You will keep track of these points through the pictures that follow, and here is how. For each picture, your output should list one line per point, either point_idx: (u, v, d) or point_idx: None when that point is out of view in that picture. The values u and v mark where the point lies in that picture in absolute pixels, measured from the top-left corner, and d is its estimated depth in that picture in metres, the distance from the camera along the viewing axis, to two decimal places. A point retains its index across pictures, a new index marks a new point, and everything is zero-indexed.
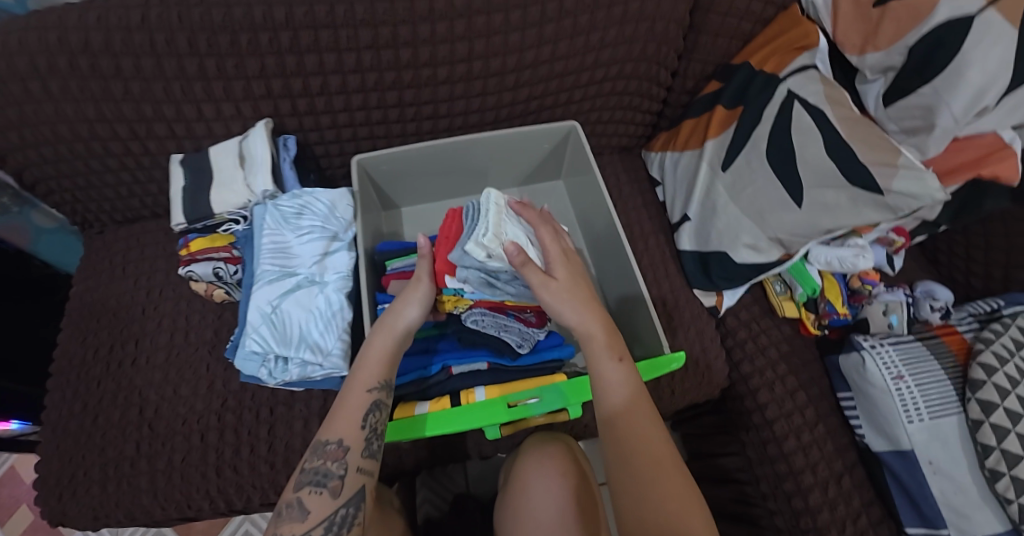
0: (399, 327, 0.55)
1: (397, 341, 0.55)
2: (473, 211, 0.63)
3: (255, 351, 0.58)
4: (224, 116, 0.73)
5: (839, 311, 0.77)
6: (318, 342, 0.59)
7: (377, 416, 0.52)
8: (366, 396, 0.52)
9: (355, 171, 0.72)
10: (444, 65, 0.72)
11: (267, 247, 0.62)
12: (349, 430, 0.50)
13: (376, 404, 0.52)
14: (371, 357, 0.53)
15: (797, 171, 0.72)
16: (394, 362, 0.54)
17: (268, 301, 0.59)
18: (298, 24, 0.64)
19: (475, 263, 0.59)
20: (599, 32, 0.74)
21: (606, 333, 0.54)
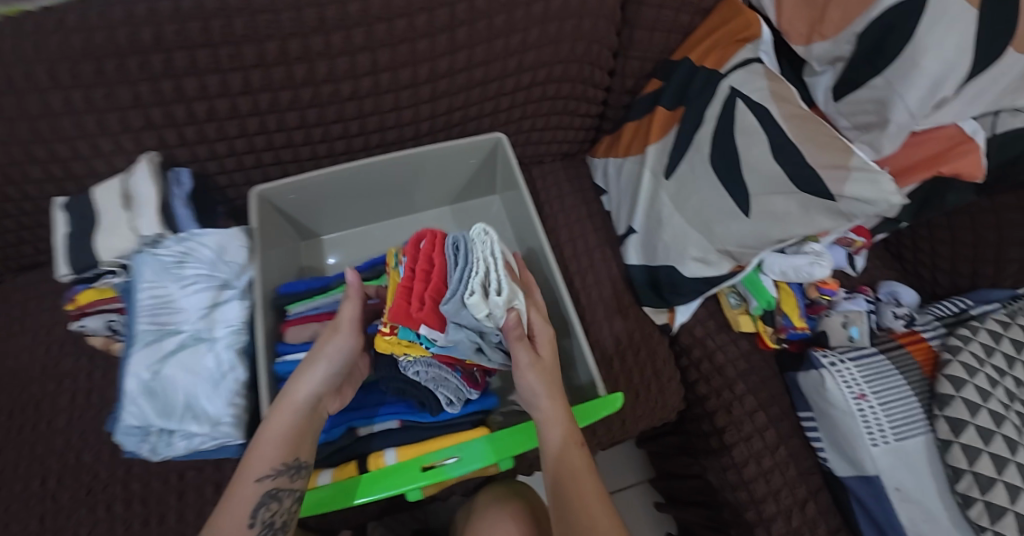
0: (303, 398, 0.49)
1: (302, 415, 0.49)
2: (460, 249, 0.52)
3: (135, 426, 0.52)
4: (104, 152, 0.65)
5: (796, 324, 0.71)
6: (204, 410, 0.52)
7: (272, 508, 0.46)
8: (255, 486, 0.45)
9: (253, 207, 0.64)
10: (347, 80, 0.64)
11: (144, 303, 0.54)
12: (236, 528, 0.44)
13: (270, 494, 0.46)
14: (263, 439, 0.47)
15: (741, 177, 0.65)
16: (296, 441, 0.48)
17: (146, 367, 0.53)
18: (171, 46, 0.56)
19: (470, 322, 0.49)
20: (520, 34, 0.66)
21: (565, 414, 0.50)
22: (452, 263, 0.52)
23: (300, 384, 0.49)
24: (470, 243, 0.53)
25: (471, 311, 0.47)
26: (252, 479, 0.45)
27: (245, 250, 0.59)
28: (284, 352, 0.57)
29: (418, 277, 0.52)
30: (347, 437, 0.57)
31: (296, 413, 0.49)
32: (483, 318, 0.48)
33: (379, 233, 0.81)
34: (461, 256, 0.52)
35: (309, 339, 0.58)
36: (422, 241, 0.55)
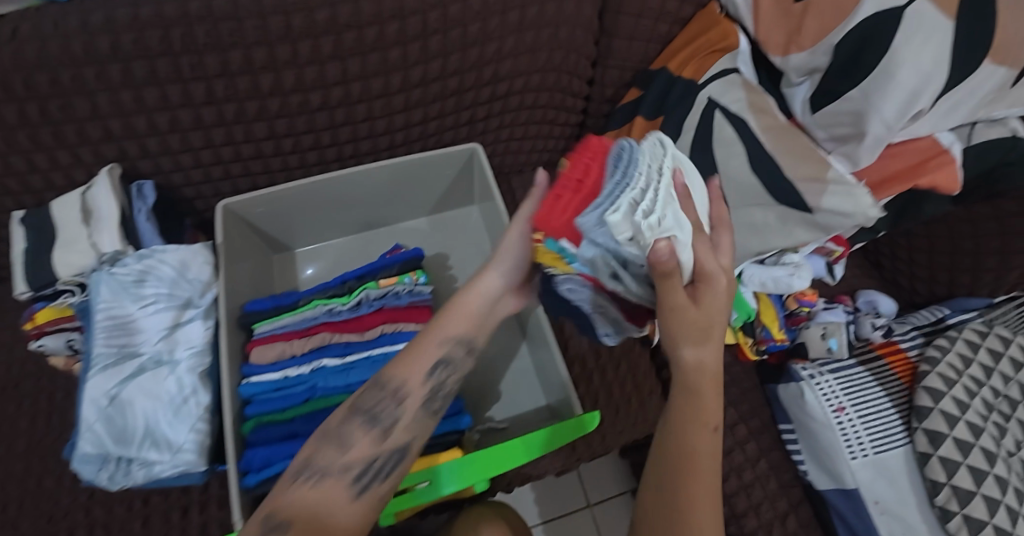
0: (483, 294, 0.46)
1: (484, 303, 0.46)
2: (624, 160, 0.37)
3: (91, 453, 0.49)
4: (62, 165, 0.62)
5: (776, 336, 0.71)
6: (165, 436, 0.50)
7: (443, 376, 0.45)
8: (432, 350, 0.44)
9: (220, 219, 0.62)
10: (316, 90, 0.63)
11: (101, 324, 0.52)
12: (413, 382, 0.43)
13: (443, 363, 0.45)
14: (453, 310, 0.46)
15: (721, 189, 0.64)
16: (478, 323, 0.47)
17: (104, 389, 0.50)
18: (129, 55, 0.54)
19: (612, 246, 0.34)
20: (495, 43, 0.65)
21: (712, 388, 0.38)
22: (613, 162, 0.37)
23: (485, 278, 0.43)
24: (635, 156, 0.38)
25: (610, 232, 0.33)
26: (435, 342, 0.44)
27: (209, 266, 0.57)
28: (248, 373, 0.54)
29: (569, 181, 0.37)
30: None
31: (481, 298, 0.46)
32: (625, 242, 0.33)
33: (355, 245, 0.78)
34: (622, 160, 0.37)
35: (276, 359, 0.55)
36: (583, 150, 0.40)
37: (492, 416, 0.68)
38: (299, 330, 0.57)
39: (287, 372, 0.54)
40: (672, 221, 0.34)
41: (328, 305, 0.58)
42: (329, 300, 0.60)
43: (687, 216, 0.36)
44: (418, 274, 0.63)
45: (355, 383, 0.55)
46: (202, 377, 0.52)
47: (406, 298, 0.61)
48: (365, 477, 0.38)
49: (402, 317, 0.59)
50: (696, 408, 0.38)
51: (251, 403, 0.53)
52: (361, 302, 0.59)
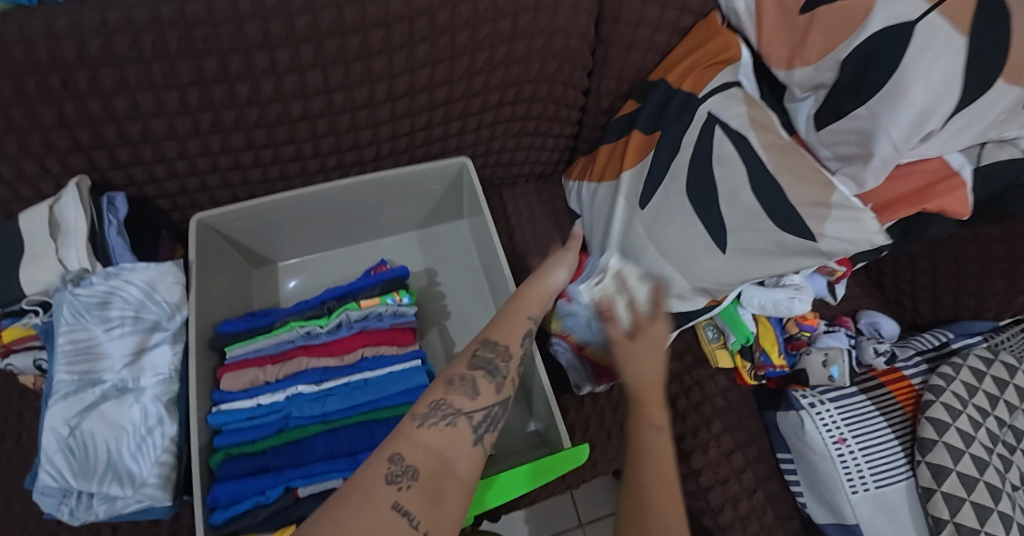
0: (552, 284, 0.50)
1: (549, 294, 0.50)
2: (597, 266, 0.68)
3: (49, 488, 0.46)
4: (28, 176, 0.59)
5: (776, 362, 0.68)
6: (129, 469, 0.47)
7: (531, 347, 0.44)
8: (525, 321, 0.45)
9: (193, 234, 0.59)
10: (297, 99, 0.60)
11: (63, 349, 0.49)
12: (512, 345, 0.42)
13: (531, 334, 0.45)
14: (528, 291, 0.48)
15: (718, 210, 0.61)
16: (548, 305, 0.49)
17: (64, 420, 0.47)
18: (96, 62, 0.51)
19: (582, 304, 0.63)
20: (487, 52, 0.62)
21: (655, 398, 0.45)
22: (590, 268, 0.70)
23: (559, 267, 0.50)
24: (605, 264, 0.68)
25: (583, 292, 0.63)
26: (526, 314, 0.45)
27: (179, 286, 0.54)
28: (220, 400, 0.52)
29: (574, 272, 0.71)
30: (284, 499, 0.47)
31: (547, 284, 0.50)
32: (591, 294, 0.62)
33: (341, 260, 0.75)
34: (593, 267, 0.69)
35: (249, 387, 0.53)
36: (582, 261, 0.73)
37: None
38: (276, 353, 0.55)
39: (261, 399, 0.52)
40: (613, 290, 0.61)
41: (306, 328, 0.55)
42: (307, 320, 0.57)
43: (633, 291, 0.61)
44: (401, 295, 0.59)
45: (329, 412, 0.52)
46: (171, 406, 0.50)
47: (388, 320, 0.57)
48: (481, 425, 0.35)
49: (383, 340, 0.57)
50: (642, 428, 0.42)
51: (220, 434, 0.50)
52: (340, 324, 0.56)
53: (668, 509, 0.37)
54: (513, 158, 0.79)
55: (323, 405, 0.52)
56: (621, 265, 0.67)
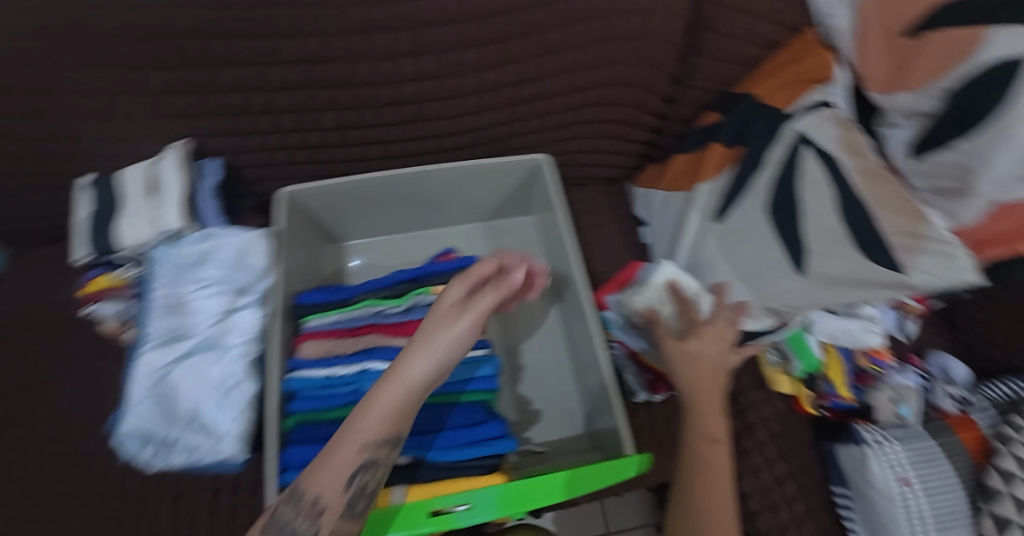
0: (410, 381, 0.37)
1: (413, 394, 0.37)
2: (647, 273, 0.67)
3: (136, 431, 0.50)
4: (136, 137, 0.63)
5: (841, 393, 0.67)
6: (207, 423, 0.50)
7: (365, 478, 0.36)
8: (352, 454, 0.35)
9: (279, 207, 0.62)
10: (388, 84, 0.61)
11: (159, 303, 0.53)
12: (331, 491, 0.35)
13: (368, 465, 0.36)
14: (372, 404, 0.36)
15: (800, 231, 0.60)
16: (405, 414, 0.37)
17: (152, 369, 0.51)
18: (208, 35, 0.53)
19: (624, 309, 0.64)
20: (576, 52, 0.63)
21: (709, 405, 0.51)
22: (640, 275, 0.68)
23: (416, 364, 0.36)
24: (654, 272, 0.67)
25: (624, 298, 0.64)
26: (357, 443, 0.35)
27: (265, 255, 0.56)
28: (297, 367, 0.54)
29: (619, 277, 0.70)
30: None
31: (405, 392, 0.37)
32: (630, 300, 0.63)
33: (411, 244, 0.76)
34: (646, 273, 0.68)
35: (326, 355, 0.54)
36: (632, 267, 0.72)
37: (531, 437, 0.65)
38: (352, 327, 0.56)
39: (337, 371, 0.53)
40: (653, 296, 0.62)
41: (380, 307, 0.57)
42: (382, 300, 0.59)
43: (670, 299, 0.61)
44: None
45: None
46: (246, 368, 0.52)
47: None
48: None
49: None
50: (698, 425, 0.51)
51: (297, 398, 0.52)
52: (414, 306, 0.58)
53: (719, 512, 0.48)
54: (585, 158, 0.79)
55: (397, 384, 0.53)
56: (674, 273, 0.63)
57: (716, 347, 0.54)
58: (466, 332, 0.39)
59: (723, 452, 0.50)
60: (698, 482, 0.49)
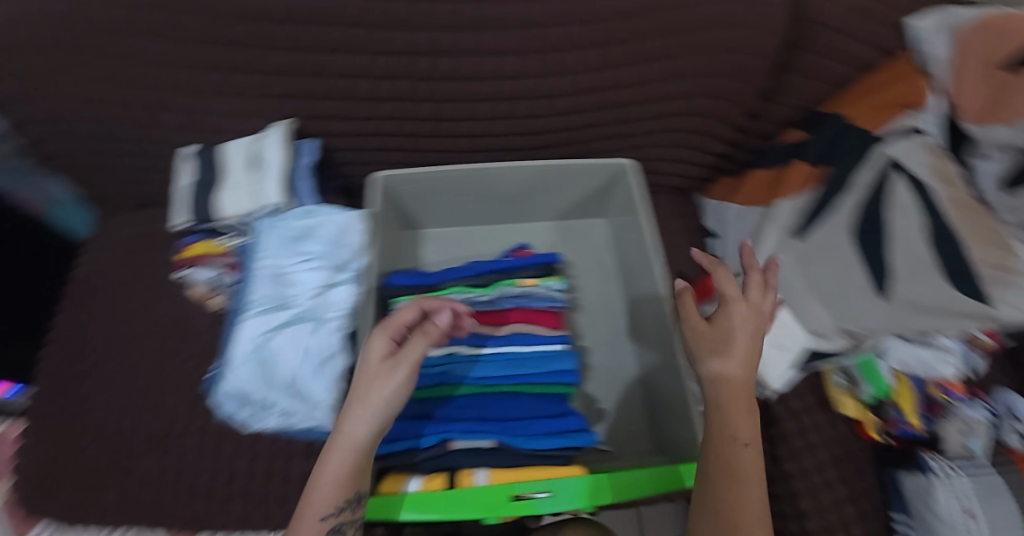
0: (351, 444, 0.40)
1: (356, 456, 0.40)
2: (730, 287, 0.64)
3: (236, 392, 0.52)
4: (244, 112, 0.66)
5: (911, 422, 0.66)
6: (304, 390, 0.52)
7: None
8: (316, 527, 0.39)
9: (376, 192, 0.66)
10: (488, 80, 0.63)
11: (265, 271, 0.56)
12: None
13: (335, 531, 0.40)
14: (324, 475, 0.40)
15: (884, 254, 0.60)
16: (359, 477, 0.41)
17: (255, 333, 0.53)
18: (326, 20, 0.56)
19: (705, 322, 0.62)
20: (672, 61, 0.64)
21: (738, 401, 0.44)
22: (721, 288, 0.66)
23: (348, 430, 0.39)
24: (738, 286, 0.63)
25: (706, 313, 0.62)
26: (317, 518, 0.39)
27: (364, 234, 0.58)
28: None
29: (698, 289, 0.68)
30: (437, 448, 0.50)
31: (349, 455, 0.40)
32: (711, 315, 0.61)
33: (484, 236, 0.78)
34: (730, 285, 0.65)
35: None
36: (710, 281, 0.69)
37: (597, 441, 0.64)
38: None
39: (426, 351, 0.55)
40: None
41: (469, 295, 0.58)
42: (467, 288, 0.60)
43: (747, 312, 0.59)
44: (556, 280, 0.62)
45: (487, 377, 0.56)
46: (340, 342, 0.53)
47: (545, 302, 0.60)
48: None
49: (538, 319, 0.59)
50: (729, 426, 0.43)
51: None
52: (500, 297, 0.59)
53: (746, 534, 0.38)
54: (661, 167, 0.80)
55: (480, 370, 0.56)
56: None
57: (750, 339, 0.46)
58: (399, 388, 0.42)
59: (756, 459, 0.42)
60: (731, 495, 0.40)
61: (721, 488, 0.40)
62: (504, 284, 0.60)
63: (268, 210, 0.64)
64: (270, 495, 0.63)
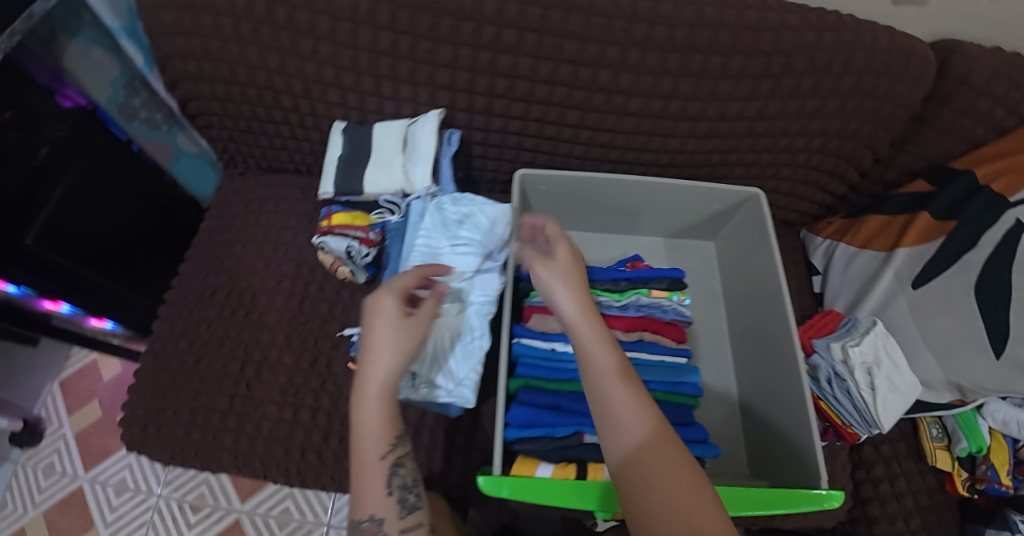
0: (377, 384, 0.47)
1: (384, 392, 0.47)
2: (853, 327, 0.65)
3: None
4: (399, 97, 0.68)
5: (1003, 481, 0.66)
6: (449, 366, 0.58)
7: (399, 474, 0.48)
8: (379, 465, 0.46)
9: (515, 187, 0.69)
10: (640, 97, 0.65)
11: (419, 247, 0.64)
12: (376, 501, 0.46)
13: (394, 464, 0.48)
14: (366, 423, 0.46)
15: (1006, 319, 0.61)
16: (395, 413, 0.48)
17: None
18: (506, 22, 0.59)
19: (828, 359, 0.63)
20: (818, 101, 0.66)
21: (588, 308, 0.44)
22: (841, 326, 0.67)
23: (372, 371, 0.46)
24: (861, 328, 0.64)
25: (833, 352, 0.63)
26: (375, 458, 0.46)
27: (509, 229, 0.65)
28: (520, 334, 0.59)
29: (815, 323, 0.68)
30: (572, 439, 0.53)
31: (382, 395, 0.47)
32: (838, 355, 0.62)
33: (598, 244, 0.80)
34: (852, 323, 0.66)
35: (549, 331, 0.59)
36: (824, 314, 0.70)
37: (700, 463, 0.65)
38: None
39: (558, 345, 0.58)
40: (858, 356, 0.61)
41: (603, 297, 0.61)
42: (602, 292, 0.63)
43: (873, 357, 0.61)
44: (683, 295, 0.63)
45: None
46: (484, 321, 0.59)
47: (671, 315, 0.62)
48: None
49: (664, 330, 0.62)
50: (587, 333, 0.42)
51: (520, 363, 0.58)
52: (630, 304, 0.62)
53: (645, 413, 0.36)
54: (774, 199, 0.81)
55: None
56: (883, 333, 0.62)
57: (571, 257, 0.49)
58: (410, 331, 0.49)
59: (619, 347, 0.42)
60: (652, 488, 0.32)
61: (595, 383, 0.39)
62: (629, 292, 0.63)
63: (421, 194, 0.68)
64: None
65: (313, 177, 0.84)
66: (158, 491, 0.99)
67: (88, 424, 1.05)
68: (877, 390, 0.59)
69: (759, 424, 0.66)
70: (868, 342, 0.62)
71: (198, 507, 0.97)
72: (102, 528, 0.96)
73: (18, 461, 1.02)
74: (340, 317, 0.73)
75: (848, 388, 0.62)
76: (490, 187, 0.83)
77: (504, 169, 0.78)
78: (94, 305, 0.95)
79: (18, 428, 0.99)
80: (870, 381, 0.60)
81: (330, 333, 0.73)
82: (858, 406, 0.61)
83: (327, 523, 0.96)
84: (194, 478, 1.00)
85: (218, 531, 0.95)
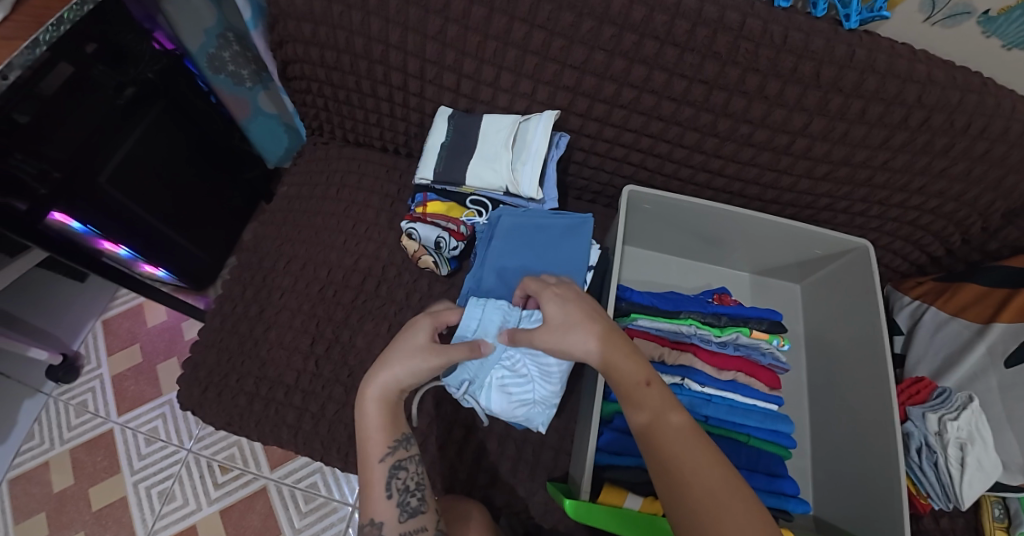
0: (379, 387, 0.49)
1: (384, 393, 0.50)
2: (947, 398, 0.63)
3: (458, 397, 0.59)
4: (515, 91, 0.66)
5: None
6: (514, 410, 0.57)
7: (400, 477, 0.51)
8: (378, 468, 0.50)
9: (622, 202, 0.68)
10: (767, 130, 0.63)
11: (499, 263, 0.65)
12: (375, 508, 0.49)
13: (395, 467, 0.51)
14: (369, 426, 0.50)
15: None
16: (395, 419, 0.51)
17: (459, 385, 0.58)
18: (649, 32, 0.56)
19: (922, 429, 0.63)
20: (945, 161, 0.62)
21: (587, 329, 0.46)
22: (934, 394, 0.65)
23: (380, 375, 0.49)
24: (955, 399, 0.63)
25: (925, 423, 0.62)
26: (374, 460, 0.50)
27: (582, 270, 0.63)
28: None
29: (908, 390, 0.67)
30: None
31: (383, 402, 0.50)
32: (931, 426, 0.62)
33: (682, 270, 0.80)
34: (946, 395, 0.64)
35: (653, 358, 0.61)
36: (914, 379, 0.69)
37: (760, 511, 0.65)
38: (673, 339, 0.63)
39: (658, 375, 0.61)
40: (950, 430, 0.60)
41: (705, 332, 0.62)
42: (702, 324, 0.63)
43: (968, 431, 0.59)
44: (782, 340, 0.63)
45: (713, 417, 0.59)
46: (548, 423, 0.57)
47: (768, 359, 0.63)
48: None
49: (758, 374, 0.62)
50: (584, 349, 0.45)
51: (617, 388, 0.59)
52: (729, 342, 0.62)
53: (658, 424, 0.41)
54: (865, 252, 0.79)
55: (708, 409, 0.59)
56: (980, 407, 0.60)
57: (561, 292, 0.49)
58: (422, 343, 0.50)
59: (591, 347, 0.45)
60: (675, 471, 0.39)
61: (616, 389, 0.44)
62: (728, 330, 0.63)
63: (522, 198, 0.68)
64: (442, 457, 0.65)
65: (399, 158, 0.82)
66: (187, 445, 0.98)
67: (124, 368, 1.04)
68: (966, 469, 0.58)
69: (832, 480, 0.65)
70: (961, 414, 0.60)
71: (227, 468, 0.97)
72: (127, 475, 0.96)
73: (50, 393, 1.01)
74: (415, 306, 0.72)
75: (936, 461, 0.61)
76: (579, 194, 0.81)
77: (599, 179, 0.77)
78: (151, 253, 0.94)
79: (57, 361, 0.99)
80: (961, 457, 0.59)
81: (404, 322, 0.71)
82: (947, 482, 0.60)
83: (353, 504, 0.94)
84: (226, 439, 0.99)
85: (244, 495, 0.94)
